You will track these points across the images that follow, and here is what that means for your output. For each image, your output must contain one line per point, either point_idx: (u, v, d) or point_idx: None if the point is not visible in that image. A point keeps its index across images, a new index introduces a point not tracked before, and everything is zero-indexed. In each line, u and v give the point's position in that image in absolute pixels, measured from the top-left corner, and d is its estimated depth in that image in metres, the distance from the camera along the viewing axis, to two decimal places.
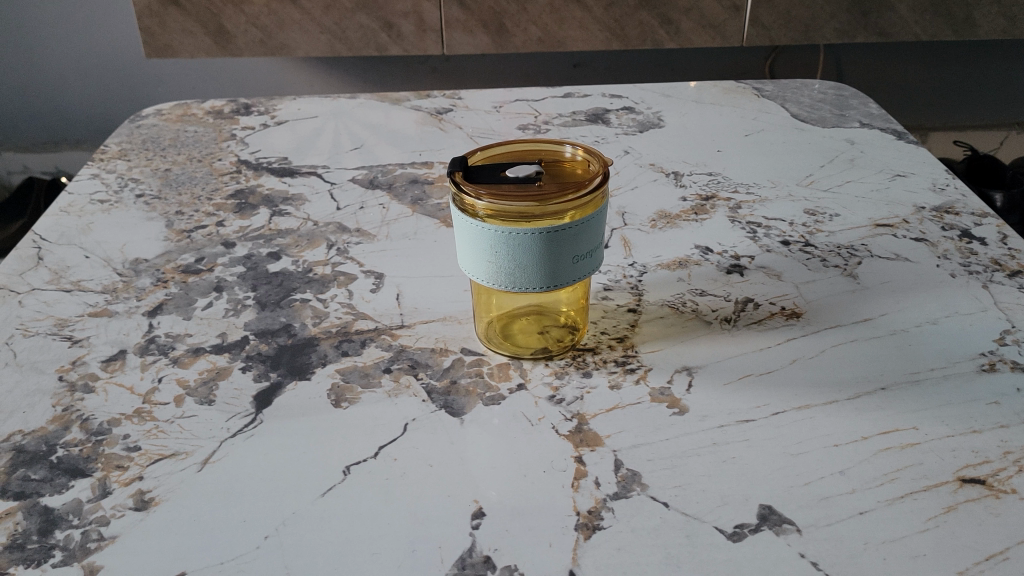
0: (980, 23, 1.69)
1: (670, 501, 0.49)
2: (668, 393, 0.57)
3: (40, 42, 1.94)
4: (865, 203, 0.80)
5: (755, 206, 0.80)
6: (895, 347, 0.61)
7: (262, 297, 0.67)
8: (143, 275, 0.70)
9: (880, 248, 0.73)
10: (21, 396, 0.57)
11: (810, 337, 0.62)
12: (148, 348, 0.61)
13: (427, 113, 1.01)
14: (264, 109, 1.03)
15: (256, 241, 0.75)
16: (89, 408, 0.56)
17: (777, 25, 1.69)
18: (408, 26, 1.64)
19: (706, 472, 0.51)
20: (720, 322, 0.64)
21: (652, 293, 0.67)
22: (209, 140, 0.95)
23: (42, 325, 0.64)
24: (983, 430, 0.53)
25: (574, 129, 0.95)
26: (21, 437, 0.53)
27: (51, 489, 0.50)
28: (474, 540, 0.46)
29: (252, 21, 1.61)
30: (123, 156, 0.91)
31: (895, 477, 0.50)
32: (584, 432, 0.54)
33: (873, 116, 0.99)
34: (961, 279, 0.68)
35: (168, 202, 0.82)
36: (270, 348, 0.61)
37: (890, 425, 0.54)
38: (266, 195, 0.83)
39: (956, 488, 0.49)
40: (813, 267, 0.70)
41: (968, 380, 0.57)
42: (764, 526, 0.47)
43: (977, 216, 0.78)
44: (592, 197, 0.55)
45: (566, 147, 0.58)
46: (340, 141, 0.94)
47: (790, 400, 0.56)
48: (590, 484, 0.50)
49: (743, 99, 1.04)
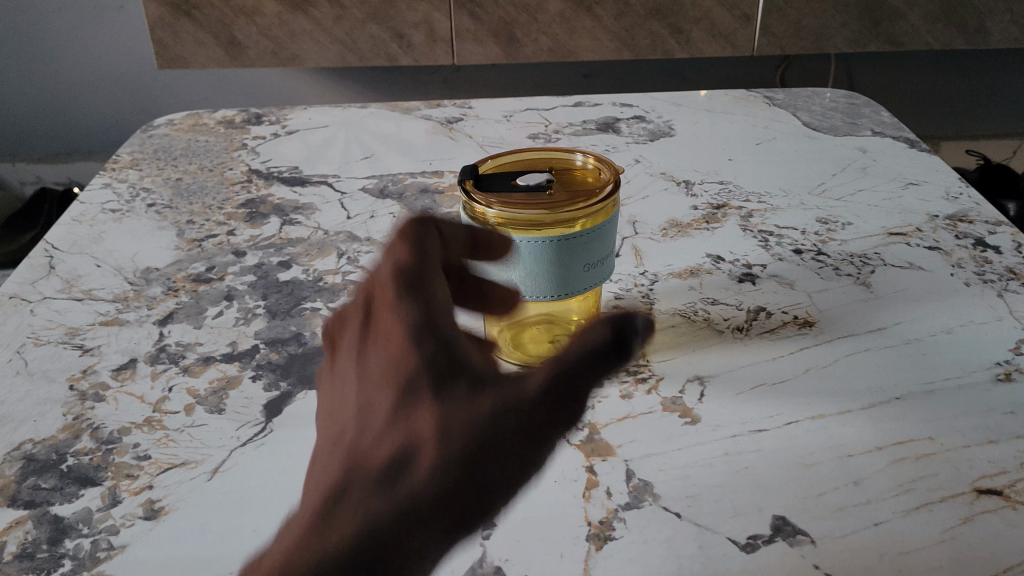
0: (992, 32, 1.68)
1: (683, 511, 0.48)
2: (680, 402, 0.56)
3: (55, 55, 1.96)
4: (878, 212, 0.80)
5: (767, 214, 0.80)
6: (910, 356, 0.60)
7: (273, 305, 0.67)
8: (153, 284, 0.70)
9: (893, 257, 0.72)
10: (32, 405, 0.57)
11: (822, 347, 0.61)
12: (159, 357, 0.61)
13: (438, 122, 1.01)
14: (275, 118, 1.04)
15: (266, 250, 0.75)
16: (99, 416, 0.56)
17: (788, 35, 1.68)
18: (419, 37, 1.65)
19: (718, 482, 0.50)
20: (733, 331, 0.63)
21: (663, 302, 0.67)
22: (219, 150, 0.95)
23: (54, 334, 0.64)
24: (999, 440, 0.52)
25: (585, 138, 0.95)
26: (31, 445, 0.53)
27: (62, 497, 0.50)
28: (484, 550, 0.46)
29: (264, 31, 1.63)
30: (135, 166, 0.92)
31: (910, 488, 0.49)
32: (596, 441, 0.54)
33: (885, 124, 0.99)
34: (975, 288, 0.67)
35: (179, 211, 0.82)
36: (281, 357, 0.61)
37: (906, 435, 0.53)
38: (277, 204, 0.83)
39: (974, 499, 0.48)
40: (826, 276, 0.70)
41: (984, 390, 0.56)
42: (778, 537, 0.46)
43: (991, 223, 0.77)
44: (603, 204, 0.55)
45: (576, 156, 0.59)
46: (352, 150, 0.95)
47: (804, 410, 0.55)
48: (602, 494, 0.50)
49: (755, 107, 1.04)
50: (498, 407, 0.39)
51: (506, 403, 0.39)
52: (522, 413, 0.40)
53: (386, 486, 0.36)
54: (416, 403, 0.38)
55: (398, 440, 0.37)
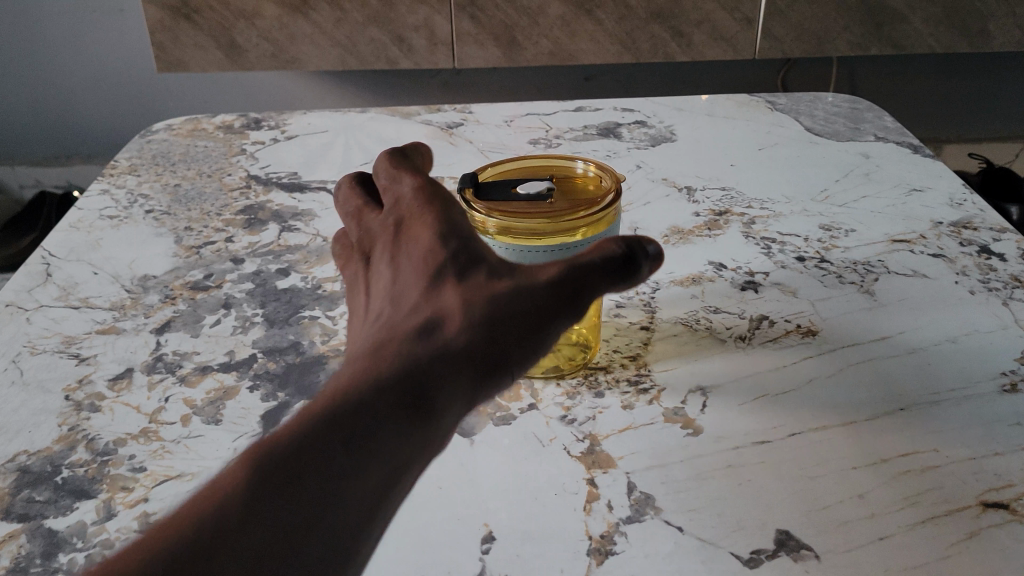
0: (995, 35, 1.68)
1: (685, 525, 0.48)
2: (682, 413, 0.56)
3: (55, 58, 1.95)
4: (882, 218, 0.79)
5: (769, 221, 0.79)
6: (915, 367, 0.59)
7: (271, 314, 0.67)
8: (151, 292, 0.69)
9: (897, 264, 0.71)
10: (27, 416, 0.56)
11: (826, 356, 0.61)
12: (155, 366, 0.60)
13: (438, 127, 1.01)
14: (274, 123, 1.03)
15: (265, 258, 0.74)
16: (95, 427, 0.55)
17: (790, 38, 1.68)
18: (419, 41, 1.65)
19: (721, 496, 0.49)
20: (736, 340, 0.63)
21: (665, 311, 0.66)
22: (218, 155, 0.95)
23: (50, 343, 0.63)
24: (1005, 452, 0.52)
25: (586, 144, 0.95)
26: (26, 457, 0.53)
27: (56, 510, 0.49)
28: (484, 566, 0.45)
29: (264, 34, 1.62)
30: (133, 171, 0.91)
31: (915, 501, 0.48)
32: (597, 453, 0.53)
33: (889, 129, 0.98)
34: (980, 297, 0.67)
35: (177, 218, 0.81)
36: (279, 366, 0.61)
37: (910, 447, 0.52)
38: (276, 211, 0.82)
39: (980, 512, 0.48)
40: (829, 284, 0.69)
41: (990, 401, 0.56)
42: (781, 552, 0.46)
43: (996, 231, 0.76)
44: (604, 214, 0.54)
45: (577, 164, 0.58)
46: (351, 155, 0.94)
47: (807, 421, 0.55)
48: (603, 507, 0.49)
49: (757, 111, 1.04)
50: (516, 284, 0.41)
51: (521, 284, 0.41)
52: (537, 292, 0.40)
53: (424, 337, 0.38)
54: (444, 280, 0.41)
55: (431, 309, 0.40)
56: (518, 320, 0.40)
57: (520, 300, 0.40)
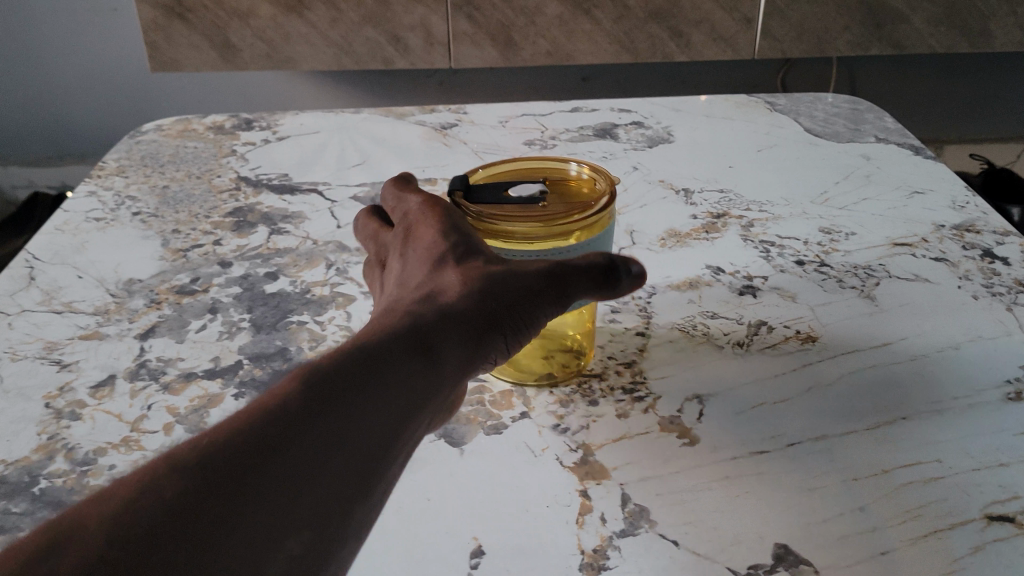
0: (996, 35, 1.66)
1: (681, 539, 0.46)
2: (678, 422, 0.54)
3: (49, 57, 1.94)
4: (883, 221, 0.77)
5: (768, 224, 0.78)
6: (916, 374, 0.58)
7: (258, 319, 0.65)
8: (136, 296, 0.68)
9: (899, 268, 0.70)
10: (5, 424, 0.55)
11: (826, 363, 0.59)
12: (139, 373, 0.59)
13: (432, 128, 0.99)
14: (266, 124, 1.02)
15: (253, 261, 0.73)
16: (75, 436, 0.53)
17: (789, 38, 1.66)
18: (416, 40, 1.63)
19: (717, 508, 0.48)
20: (733, 346, 0.61)
21: (661, 316, 0.65)
22: (208, 157, 0.93)
23: (31, 348, 0.62)
24: (1010, 463, 0.50)
25: (582, 145, 0.93)
26: (3, 467, 0.51)
27: (31, 523, 0.48)
28: None
29: (258, 34, 1.61)
30: (121, 172, 0.90)
31: (918, 514, 0.47)
32: (590, 463, 0.51)
33: (889, 130, 0.97)
34: (983, 302, 0.65)
35: (165, 220, 0.80)
36: (265, 373, 0.59)
37: (912, 457, 0.51)
38: (265, 213, 0.81)
39: (984, 526, 0.46)
40: (829, 288, 0.68)
41: (995, 410, 0.54)
42: (779, 567, 0.44)
43: (999, 234, 0.75)
44: (599, 217, 0.52)
45: (570, 165, 0.57)
46: (344, 157, 0.92)
47: (806, 430, 0.53)
48: (596, 520, 0.48)
49: (756, 112, 1.02)
50: (508, 267, 0.46)
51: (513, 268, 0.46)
52: (526, 275, 0.46)
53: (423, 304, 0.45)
54: (446, 265, 0.48)
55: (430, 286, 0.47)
56: (506, 295, 0.45)
57: (511, 279, 0.46)
